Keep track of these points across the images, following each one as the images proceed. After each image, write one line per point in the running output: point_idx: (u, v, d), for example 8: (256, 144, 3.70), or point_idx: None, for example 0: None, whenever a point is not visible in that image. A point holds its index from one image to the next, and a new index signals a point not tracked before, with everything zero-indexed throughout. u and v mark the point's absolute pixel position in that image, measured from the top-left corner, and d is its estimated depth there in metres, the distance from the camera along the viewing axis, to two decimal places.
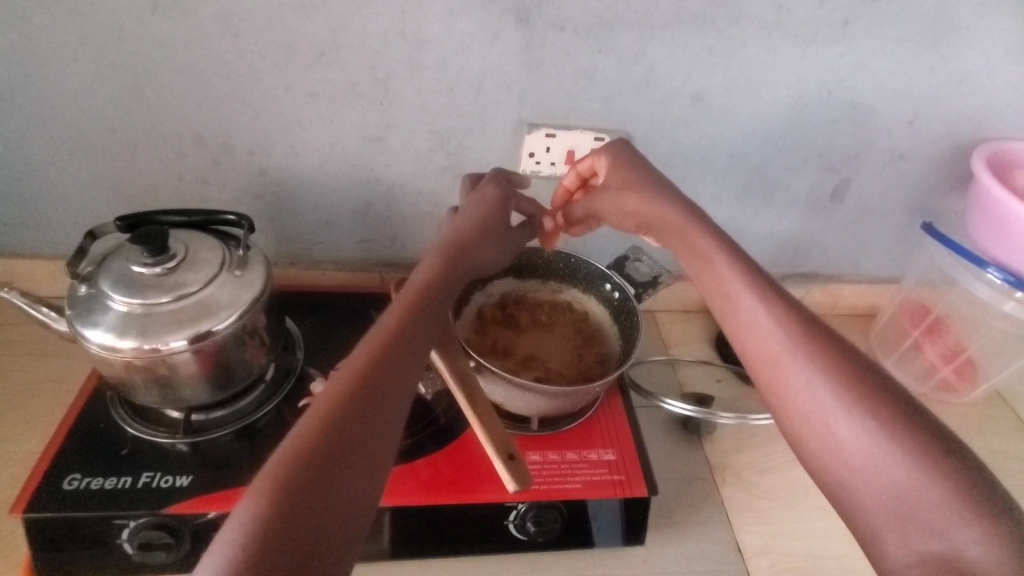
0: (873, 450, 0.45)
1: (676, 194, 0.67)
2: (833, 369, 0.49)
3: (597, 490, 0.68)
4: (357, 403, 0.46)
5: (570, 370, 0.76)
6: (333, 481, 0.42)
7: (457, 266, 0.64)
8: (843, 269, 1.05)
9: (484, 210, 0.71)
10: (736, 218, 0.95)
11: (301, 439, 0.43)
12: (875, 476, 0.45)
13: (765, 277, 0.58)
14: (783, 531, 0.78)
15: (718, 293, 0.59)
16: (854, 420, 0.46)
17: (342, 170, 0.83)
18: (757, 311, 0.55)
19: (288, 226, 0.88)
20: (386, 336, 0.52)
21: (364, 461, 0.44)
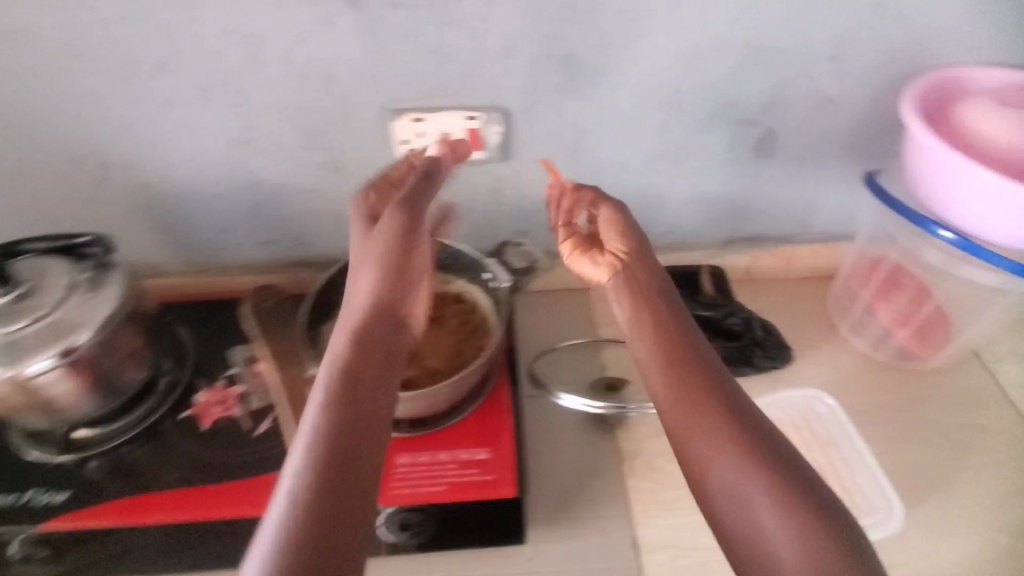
0: (768, 515, 0.51)
1: (637, 237, 0.70)
2: (734, 442, 0.55)
3: (462, 492, 0.66)
4: (355, 431, 0.51)
5: (443, 365, 0.73)
6: (346, 508, 0.47)
7: (403, 292, 0.61)
8: (793, 229, 0.94)
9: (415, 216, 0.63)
10: (652, 185, 0.87)
11: (284, 505, 0.46)
12: (780, 542, 0.50)
13: (689, 336, 0.63)
14: (690, 523, 0.73)
15: (645, 352, 0.63)
16: (764, 484, 0.52)
17: (222, 176, 0.82)
18: (666, 373, 0.60)
19: (189, 236, 0.89)
20: (354, 364, 0.55)
21: (362, 485, 0.49)
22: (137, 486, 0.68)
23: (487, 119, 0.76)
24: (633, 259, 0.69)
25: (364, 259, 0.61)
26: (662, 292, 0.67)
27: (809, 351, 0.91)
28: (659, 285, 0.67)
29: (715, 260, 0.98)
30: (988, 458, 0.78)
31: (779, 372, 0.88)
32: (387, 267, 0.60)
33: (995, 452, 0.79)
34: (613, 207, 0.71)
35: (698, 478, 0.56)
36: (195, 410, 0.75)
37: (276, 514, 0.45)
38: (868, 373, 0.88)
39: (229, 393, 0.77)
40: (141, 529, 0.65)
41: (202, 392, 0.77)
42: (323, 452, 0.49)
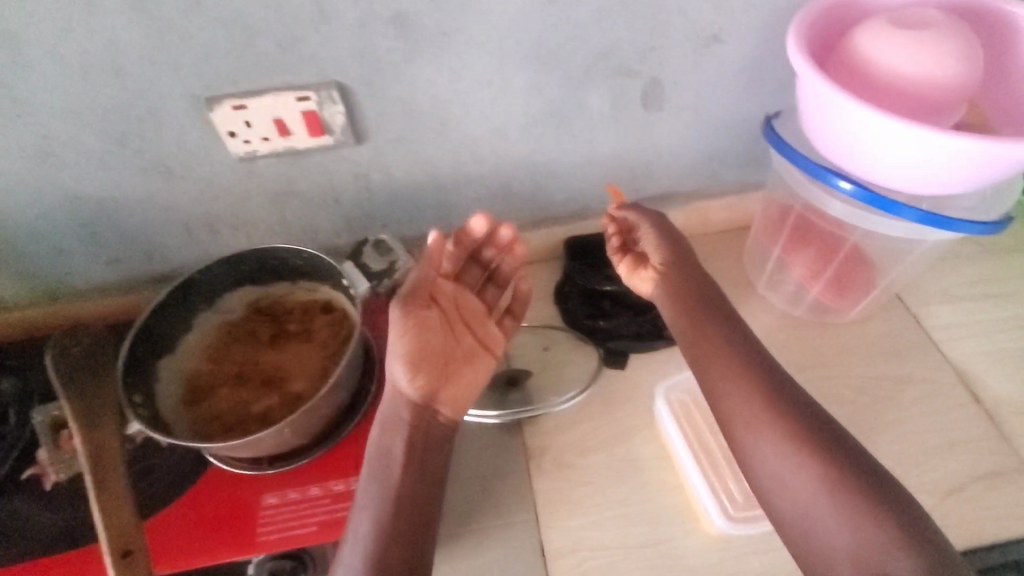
0: (796, 464, 0.57)
1: (676, 239, 0.73)
2: (763, 408, 0.60)
3: (335, 530, 0.59)
4: (417, 484, 0.56)
5: (306, 388, 0.65)
6: (417, 549, 0.53)
7: (465, 353, 0.62)
8: (704, 182, 0.86)
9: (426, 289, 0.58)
10: (537, 152, 0.77)
11: (365, 546, 0.53)
12: (797, 489, 0.56)
13: (715, 318, 0.68)
14: (600, 520, 0.68)
15: (711, 353, 0.65)
16: (812, 472, 0.56)
17: (33, 195, 0.71)
18: (732, 363, 0.64)
19: (21, 264, 0.78)
20: (428, 411, 0.58)
21: (419, 535, 0.54)
22: None
23: (322, 97, 0.65)
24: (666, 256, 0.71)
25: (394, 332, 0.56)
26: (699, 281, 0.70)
27: None
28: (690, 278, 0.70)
29: None
30: (912, 410, 0.74)
31: None
32: (422, 346, 0.56)
33: (922, 404, 0.74)
34: (650, 217, 0.74)
35: (737, 442, 0.61)
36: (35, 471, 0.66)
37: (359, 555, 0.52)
38: (790, 331, 0.82)
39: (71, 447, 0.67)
40: None
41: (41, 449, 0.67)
42: (407, 477, 0.56)
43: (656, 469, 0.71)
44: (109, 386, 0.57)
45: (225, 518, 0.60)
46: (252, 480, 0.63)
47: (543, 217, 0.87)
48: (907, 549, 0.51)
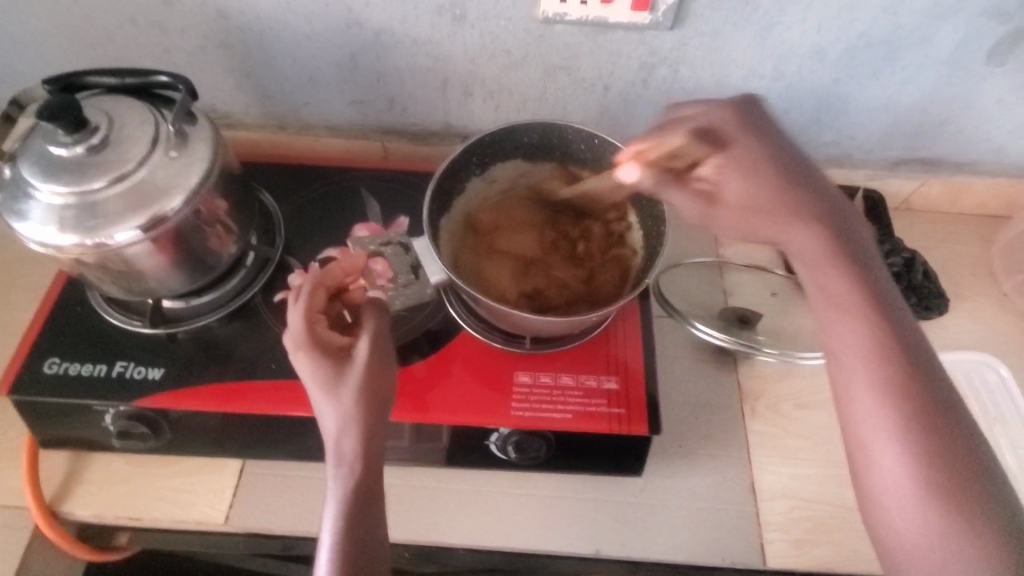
0: (872, 394, 0.48)
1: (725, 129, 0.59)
2: (849, 334, 0.50)
3: (590, 423, 0.59)
4: (842, 299, 0.51)
5: (578, 285, 0.63)
6: (879, 326, 0.50)
7: (788, 230, 0.55)
8: (982, 158, 0.79)
9: (822, 199, 0.56)
10: (842, 82, 0.70)
11: (862, 338, 0.49)
12: (866, 402, 0.48)
13: (786, 198, 0.56)
14: (813, 475, 0.68)
15: (847, 354, 0.49)
16: (870, 365, 0.48)
17: (316, 11, 0.66)
18: (746, 183, 0.56)
19: (268, 84, 0.75)
20: (359, 427, 0.48)
21: (886, 351, 0.49)
22: (235, 371, 0.62)
23: None
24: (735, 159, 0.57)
25: (359, 371, 0.50)
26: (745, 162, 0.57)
27: (962, 301, 0.80)
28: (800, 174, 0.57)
29: (874, 181, 0.82)
30: None
31: (927, 322, 0.77)
32: (386, 380, 0.51)
33: None
34: (719, 118, 0.59)
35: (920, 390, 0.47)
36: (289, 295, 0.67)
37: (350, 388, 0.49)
38: None
39: None
40: (244, 416, 0.61)
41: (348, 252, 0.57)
42: (739, 184, 0.56)
43: None
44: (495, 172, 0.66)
45: (482, 383, 0.62)
46: (505, 355, 0.64)
47: None
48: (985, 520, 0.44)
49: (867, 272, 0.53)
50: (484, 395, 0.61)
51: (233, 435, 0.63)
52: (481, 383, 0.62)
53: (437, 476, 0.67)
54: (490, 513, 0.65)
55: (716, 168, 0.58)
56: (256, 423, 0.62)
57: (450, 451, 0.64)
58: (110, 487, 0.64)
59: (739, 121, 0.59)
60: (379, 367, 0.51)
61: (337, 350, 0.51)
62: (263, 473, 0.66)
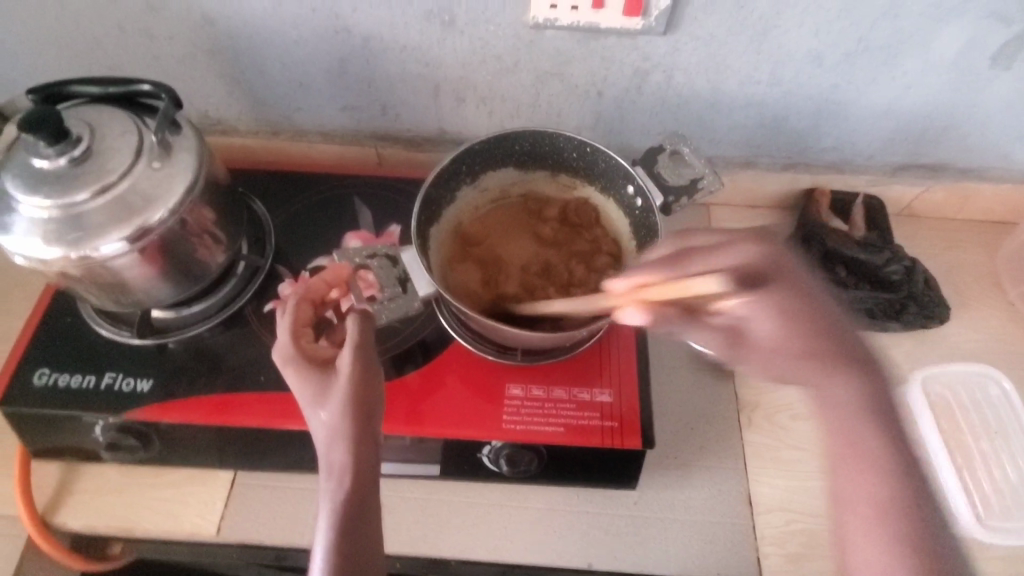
0: (882, 536, 0.46)
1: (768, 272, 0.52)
2: (865, 488, 0.47)
3: (582, 437, 0.58)
4: (853, 432, 0.49)
5: (572, 298, 0.62)
6: (880, 435, 0.49)
7: (829, 378, 0.51)
8: (987, 163, 0.78)
9: (840, 340, 0.52)
10: (841, 88, 0.68)
11: (884, 480, 0.47)
12: (885, 536, 0.45)
13: (772, 330, 0.52)
14: (809, 487, 0.67)
15: (851, 436, 0.49)
16: (872, 473, 0.47)
17: (302, 17, 0.64)
18: (788, 341, 0.52)
19: (259, 90, 0.74)
20: (344, 434, 0.47)
21: (899, 470, 0.47)
22: (225, 382, 0.62)
23: None
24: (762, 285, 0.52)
25: (343, 379, 0.49)
26: (789, 314, 0.52)
27: (964, 309, 0.78)
28: (827, 320, 0.53)
29: (875, 187, 0.81)
30: None
31: (929, 330, 0.76)
32: (372, 385, 0.49)
33: None
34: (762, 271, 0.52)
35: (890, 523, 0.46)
36: (279, 303, 0.67)
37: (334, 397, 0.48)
38: None
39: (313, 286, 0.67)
40: (234, 428, 0.60)
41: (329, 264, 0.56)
42: (789, 330, 0.52)
43: None
44: (484, 181, 0.65)
45: (473, 395, 0.61)
46: (496, 367, 0.63)
47: (796, 160, 0.80)
48: None
49: (869, 377, 0.51)
50: (475, 407, 0.60)
51: (224, 446, 0.63)
52: (472, 395, 0.61)
53: (429, 486, 0.66)
54: (482, 524, 0.65)
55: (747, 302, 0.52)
56: (246, 435, 0.61)
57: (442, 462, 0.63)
58: (102, 497, 0.64)
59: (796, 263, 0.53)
60: (365, 371, 0.49)
61: (325, 362, 0.51)
62: (256, 484, 0.66)
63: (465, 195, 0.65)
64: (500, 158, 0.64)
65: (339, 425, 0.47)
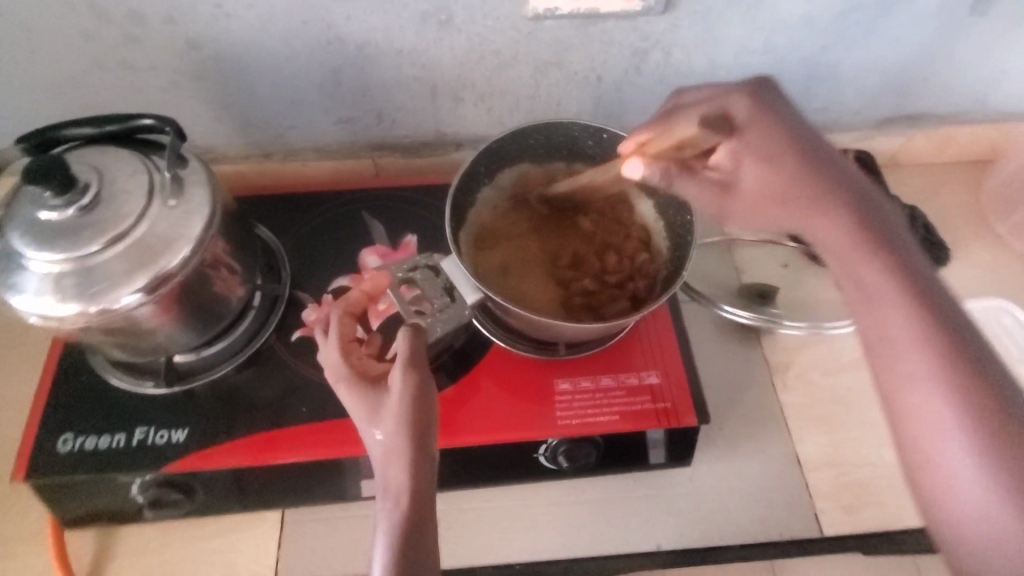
0: (921, 366, 0.42)
1: (771, 124, 0.54)
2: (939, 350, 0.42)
3: (638, 421, 0.59)
4: (887, 272, 0.46)
5: (607, 283, 0.62)
6: (862, 269, 0.47)
7: (836, 217, 0.50)
8: (967, 106, 0.81)
9: (845, 186, 0.51)
10: (831, 47, 0.70)
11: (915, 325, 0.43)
12: (922, 395, 0.41)
13: (824, 198, 0.51)
14: (850, 439, 0.69)
15: (876, 293, 0.45)
16: (909, 326, 0.43)
17: (293, 31, 0.62)
18: (763, 170, 0.54)
19: (249, 113, 0.71)
20: (398, 454, 0.45)
21: (903, 304, 0.44)
22: (265, 420, 0.59)
23: None
24: (750, 131, 0.54)
25: (395, 398, 0.47)
26: (807, 170, 0.52)
27: (962, 249, 0.82)
28: (853, 190, 0.51)
29: (864, 142, 0.84)
30: None
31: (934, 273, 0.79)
32: (427, 406, 0.47)
33: None
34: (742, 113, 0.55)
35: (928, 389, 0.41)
36: (306, 331, 0.64)
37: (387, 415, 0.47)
38: None
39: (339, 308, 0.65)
40: (281, 467, 0.58)
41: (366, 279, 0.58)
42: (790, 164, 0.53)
43: None
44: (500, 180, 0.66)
45: (523, 396, 0.60)
46: (542, 364, 0.62)
47: None
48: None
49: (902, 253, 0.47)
50: (528, 407, 0.60)
51: (269, 487, 0.60)
52: (522, 396, 0.60)
53: (485, 495, 0.65)
54: (544, 524, 0.64)
55: (730, 153, 0.55)
56: (294, 472, 0.59)
57: (498, 468, 0.62)
58: (145, 559, 0.60)
59: (766, 100, 0.55)
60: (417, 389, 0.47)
61: (375, 381, 0.50)
62: (306, 520, 0.63)
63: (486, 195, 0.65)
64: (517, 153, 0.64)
65: (393, 446, 0.45)
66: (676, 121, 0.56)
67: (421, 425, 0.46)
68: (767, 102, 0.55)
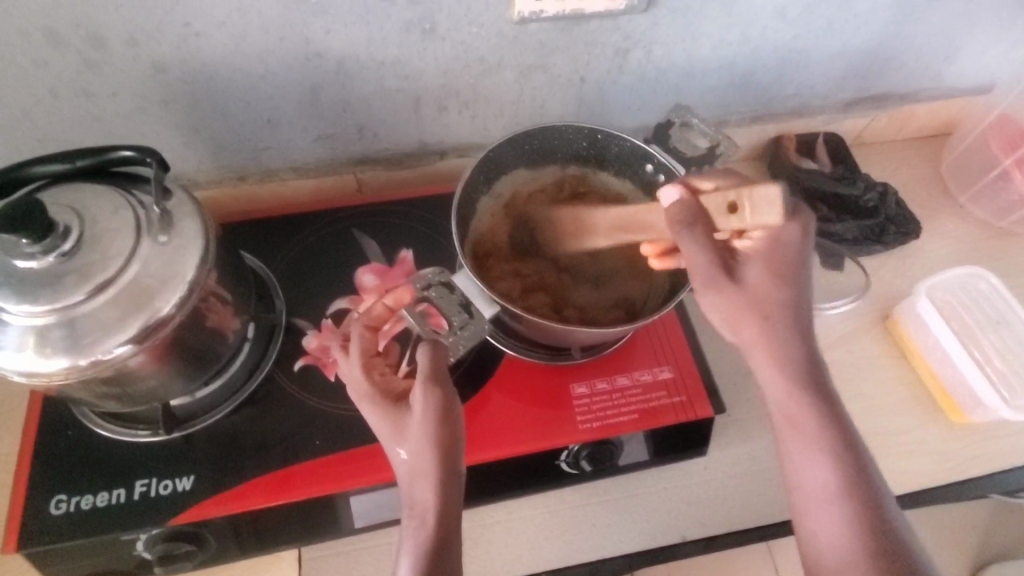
0: (836, 514, 0.46)
1: (790, 251, 0.49)
2: (814, 454, 0.47)
3: (657, 417, 0.59)
4: (796, 379, 0.48)
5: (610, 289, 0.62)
6: (797, 385, 0.48)
7: (786, 329, 0.48)
8: (923, 85, 0.85)
9: (799, 302, 0.49)
10: (801, 37, 0.72)
11: (812, 427, 0.48)
12: (830, 519, 0.46)
13: (794, 339, 0.48)
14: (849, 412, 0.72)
15: (787, 398, 0.48)
16: (813, 431, 0.48)
17: (268, 47, 0.59)
18: (759, 283, 0.49)
19: (223, 136, 0.67)
20: (423, 471, 0.43)
21: (806, 412, 0.48)
22: (278, 457, 0.56)
23: None
24: (780, 240, 0.49)
25: (419, 415, 0.45)
26: (791, 310, 0.49)
27: (928, 220, 0.86)
28: (803, 294, 0.50)
29: (830, 125, 0.87)
30: None
31: (906, 246, 0.83)
32: (454, 427, 0.45)
33: None
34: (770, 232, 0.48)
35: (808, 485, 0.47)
36: (309, 359, 0.62)
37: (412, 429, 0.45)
38: (991, 239, 0.85)
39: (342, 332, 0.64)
40: (300, 504, 0.55)
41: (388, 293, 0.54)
42: (767, 285, 0.49)
43: (897, 367, 0.75)
44: (499, 190, 0.66)
45: (543, 405, 0.60)
46: (558, 370, 0.62)
47: (763, 113, 0.84)
48: None
49: (810, 342, 0.49)
50: (548, 415, 0.59)
51: (286, 527, 0.57)
52: (541, 404, 0.60)
53: (508, 507, 0.65)
54: (571, 530, 0.64)
55: (761, 243, 0.49)
56: (314, 509, 0.57)
57: (521, 479, 0.62)
58: None
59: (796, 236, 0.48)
60: (444, 405, 0.45)
61: (399, 397, 0.48)
62: (326, 555, 0.61)
63: (485, 205, 0.65)
64: (515, 162, 0.65)
65: (418, 465, 0.44)
66: (753, 192, 0.42)
67: (448, 443, 0.44)
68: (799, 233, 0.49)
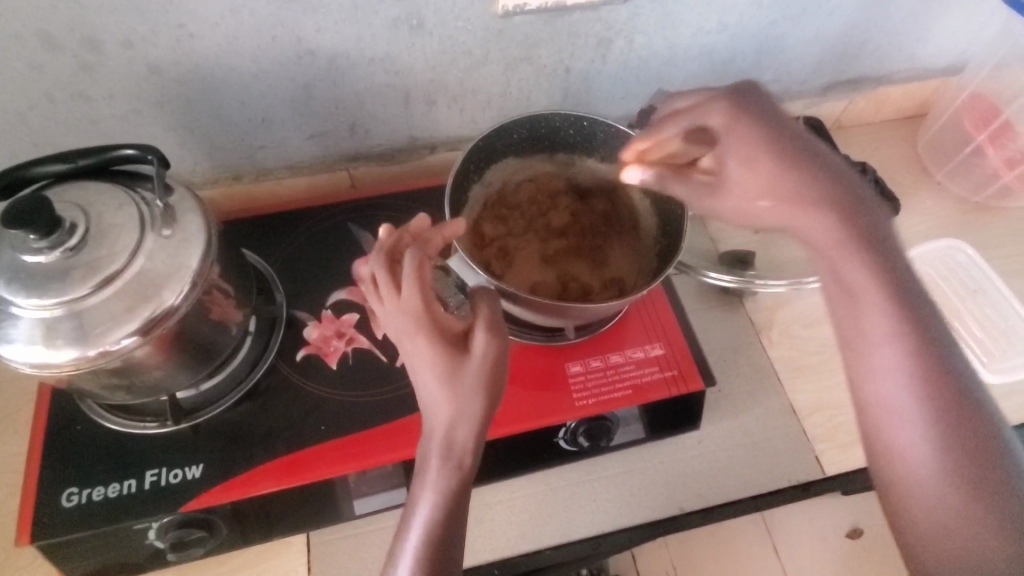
0: (919, 413, 0.43)
1: (760, 133, 0.50)
2: (893, 366, 0.44)
3: (650, 392, 0.61)
4: (866, 295, 0.46)
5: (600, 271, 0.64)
6: (863, 303, 0.46)
7: (824, 221, 0.47)
8: (898, 68, 0.88)
9: (828, 186, 0.48)
10: (778, 22, 0.75)
11: (893, 342, 0.44)
12: (912, 428, 0.43)
13: (841, 228, 0.47)
14: (836, 383, 0.74)
15: (859, 310, 0.46)
16: (894, 347, 0.44)
17: (260, 47, 0.61)
18: (752, 175, 0.49)
19: (218, 136, 0.69)
20: (467, 416, 0.45)
21: (891, 334, 0.45)
22: (284, 443, 0.58)
23: None
24: (741, 129, 0.50)
25: (478, 360, 0.46)
26: (825, 202, 0.48)
27: (906, 197, 0.89)
28: (843, 191, 0.49)
29: (811, 109, 0.90)
30: None
31: None
32: (503, 381, 0.47)
33: None
34: (722, 120, 0.51)
35: (893, 404, 0.44)
36: (311, 349, 0.64)
37: (474, 370, 0.45)
38: (969, 214, 0.88)
39: (343, 322, 0.66)
40: (307, 488, 0.57)
41: (382, 228, 0.53)
42: (758, 170, 0.49)
43: None
44: (489, 180, 0.68)
45: (539, 385, 0.62)
46: (553, 351, 0.64)
47: None
48: (974, 514, 0.41)
49: (883, 252, 0.47)
50: (545, 394, 0.61)
51: (293, 512, 0.59)
52: (538, 384, 0.62)
53: (509, 486, 0.66)
54: (571, 506, 0.66)
55: (719, 151, 0.51)
56: (322, 492, 0.58)
57: (520, 458, 0.64)
58: None
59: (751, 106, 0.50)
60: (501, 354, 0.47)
61: (457, 340, 0.47)
62: (333, 539, 0.62)
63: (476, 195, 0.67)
64: (505, 151, 0.66)
65: (467, 411, 0.45)
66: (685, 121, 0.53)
67: (496, 394, 0.46)
68: (749, 105, 0.51)
